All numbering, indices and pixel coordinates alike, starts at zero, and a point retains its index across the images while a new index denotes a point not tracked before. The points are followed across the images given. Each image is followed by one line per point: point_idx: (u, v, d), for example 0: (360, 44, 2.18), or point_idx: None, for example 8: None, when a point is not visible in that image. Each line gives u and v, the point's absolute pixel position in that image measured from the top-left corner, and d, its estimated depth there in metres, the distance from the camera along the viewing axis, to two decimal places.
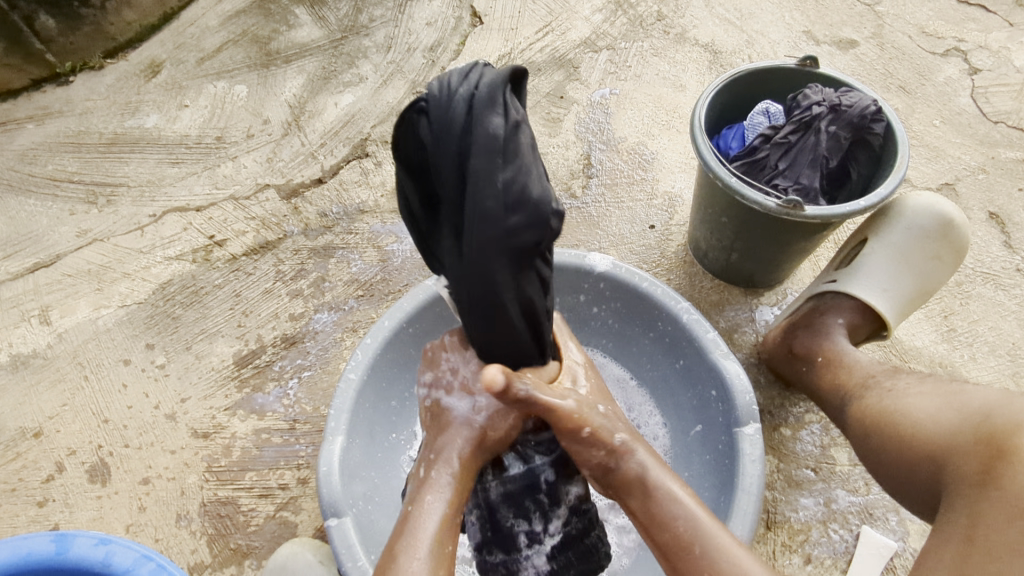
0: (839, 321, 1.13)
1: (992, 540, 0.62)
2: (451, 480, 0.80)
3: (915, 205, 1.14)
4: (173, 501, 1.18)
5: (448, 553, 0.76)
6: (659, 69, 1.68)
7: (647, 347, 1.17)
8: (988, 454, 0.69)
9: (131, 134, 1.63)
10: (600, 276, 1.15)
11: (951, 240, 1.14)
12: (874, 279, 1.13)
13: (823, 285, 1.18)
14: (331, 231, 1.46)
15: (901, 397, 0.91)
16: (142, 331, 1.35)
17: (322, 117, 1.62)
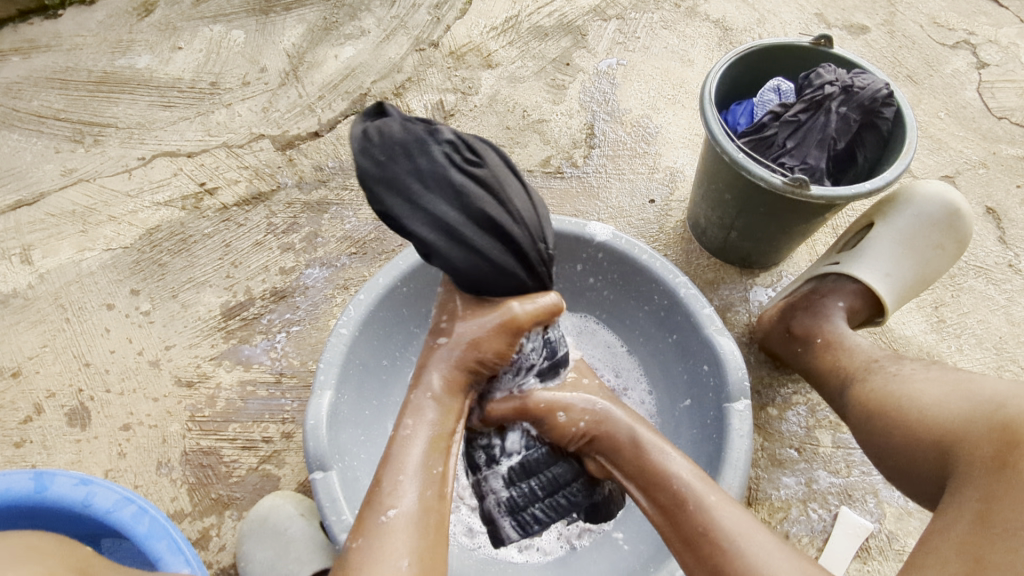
0: (839, 304, 1.13)
1: (1008, 524, 0.62)
2: (434, 403, 0.77)
3: (924, 193, 1.15)
4: (155, 448, 1.16)
5: (436, 475, 0.73)
6: (668, 42, 1.65)
7: (642, 320, 1.17)
8: (1003, 441, 0.69)
9: (121, 74, 1.57)
10: (599, 245, 1.13)
11: (954, 230, 1.14)
12: (877, 263, 1.13)
13: (824, 267, 1.18)
14: (326, 186, 1.43)
15: (908, 382, 0.91)
16: (127, 276, 1.32)
17: (322, 68, 1.58)
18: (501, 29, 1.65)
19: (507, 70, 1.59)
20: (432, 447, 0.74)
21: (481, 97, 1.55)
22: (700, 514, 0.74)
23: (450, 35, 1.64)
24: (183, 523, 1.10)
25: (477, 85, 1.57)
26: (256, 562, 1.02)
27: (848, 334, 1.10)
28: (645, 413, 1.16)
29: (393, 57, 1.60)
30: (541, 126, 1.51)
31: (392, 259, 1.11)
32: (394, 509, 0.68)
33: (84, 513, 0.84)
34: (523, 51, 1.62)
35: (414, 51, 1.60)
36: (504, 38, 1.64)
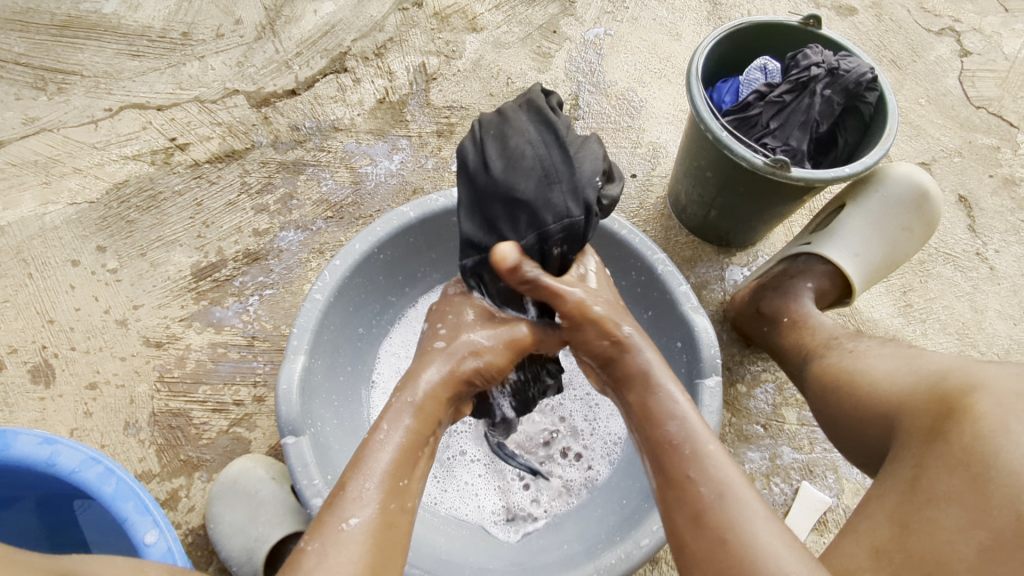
0: (808, 285, 1.15)
1: (931, 489, 0.64)
2: (411, 407, 0.76)
3: (897, 174, 1.16)
4: (122, 408, 1.14)
5: (400, 488, 0.71)
6: (656, 14, 1.63)
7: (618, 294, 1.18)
8: (938, 411, 0.71)
9: (86, 19, 1.50)
10: None
11: (922, 213, 1.16)
12: (847, 243, 1.15)
13: (798, 247, 1.19)
14: (303, 146, 1.39)
15: (863, 359, 0.93)
16: (93, 231, 1.28)
17: (300, 24, 1.52)
18: None
19: (492, 35, 1.55)
20: (404, 459, 0.72)
21: (465, 62, 1.51)
22: (686, 460, 0.66)
23: None
24: (151, 484, 1.09)
25: (461, 49, 1.53)
26: (226, 524, 1.02)
27: (814, 313, 1.12)
28: None
29: (375, 15, 1.55)
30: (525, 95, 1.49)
31: (370, 224, 1.08)
32: (354, 518, 0.66)
33: (48, 472, 0.82)
34: (510, 16, 1.58)
35: (396, 10, 1.56)
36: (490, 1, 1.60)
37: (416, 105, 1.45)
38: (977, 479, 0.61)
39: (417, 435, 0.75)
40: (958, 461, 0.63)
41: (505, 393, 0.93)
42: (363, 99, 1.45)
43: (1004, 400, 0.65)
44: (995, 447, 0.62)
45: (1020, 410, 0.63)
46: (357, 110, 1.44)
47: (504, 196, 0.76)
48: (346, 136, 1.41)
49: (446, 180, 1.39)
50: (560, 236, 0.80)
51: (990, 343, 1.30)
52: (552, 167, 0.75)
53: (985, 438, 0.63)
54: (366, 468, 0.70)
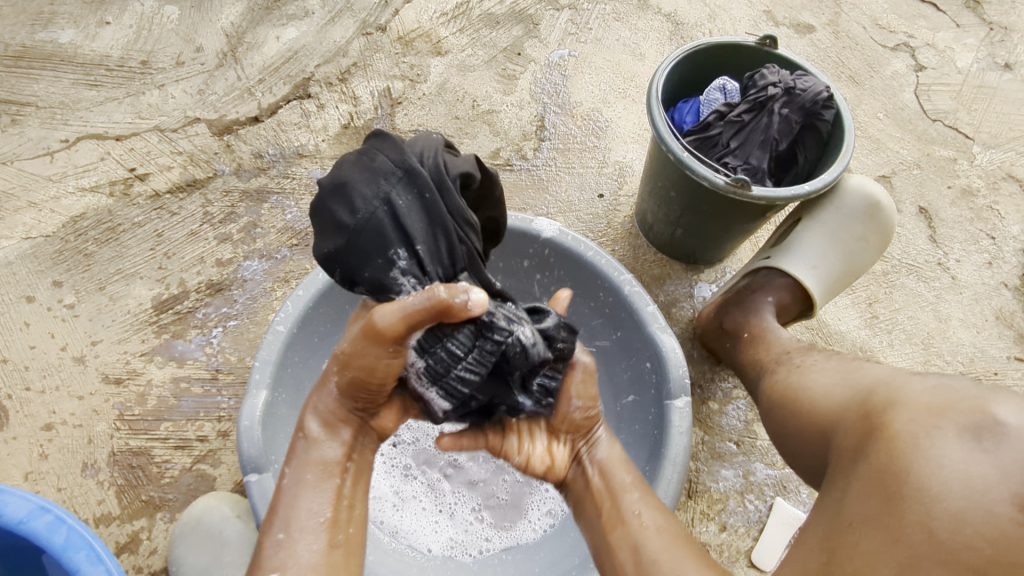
0: (769, 299, 1.16)
1: (853, 512, 0.64)
2: (312, 449, 0.80)
3: (848, 187, 1.18)
4: (79, 449, 1.10)
5: (325, 522, 0.75)
6: (620, 35, 1.65)
7: (586, 316, 1.17)
8: (865, 428, 0.72)
9: (41, 49, 1.47)
10: (545, 241, 1.12)
11: (875, 222, 1.17)
12: (804, 256, 1.16)
13: (759, 262, 1.20)
14: (266, 174, 1.37)
15: (803, 374, 0.94)
16: (48, 267, 1.24)
17: (262, 50, 1.51)
18: (452, 15, 1.62)
19: (457, 58, 1.55)
20: (319, 495, 0.77)
21: (430, 85, 1.51)
22: (629, 503, 0.81)
23: (399, 19, 1.59)
24: (111, 527, 1.05)
25: (426, 73, 1.53)
26: (189, 566, 0.99)
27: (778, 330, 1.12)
28: None
29: (339, 40, 1.54)
30: (491, 117, 1.49)
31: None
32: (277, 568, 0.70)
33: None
34: (474, 38, 1.59)
35: (360, 35, 1.55)
36: (454, 24, 1.60)
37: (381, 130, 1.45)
38: (893, 498, 0.62)
39: (328, 470, 0.79)
40: (878, 481, 0.64)
41: (424, 380, 0.80)
42: (327, 125, 1.44)
43: (917, 417, 0.66)
44: (908, 466, 0.63)
45: (931, 425, 0.65)
46: (322, 135, 1.43)
47: (337, 188, 0.77)
48: (310, 163, 1.40)
49: None
50: (410, 193, 0.77)
51: (954, 352, 1.31)
52: (371, 146, 0.80)
53: (901, 457, 0.64)
54: (283, 515, 0.75)
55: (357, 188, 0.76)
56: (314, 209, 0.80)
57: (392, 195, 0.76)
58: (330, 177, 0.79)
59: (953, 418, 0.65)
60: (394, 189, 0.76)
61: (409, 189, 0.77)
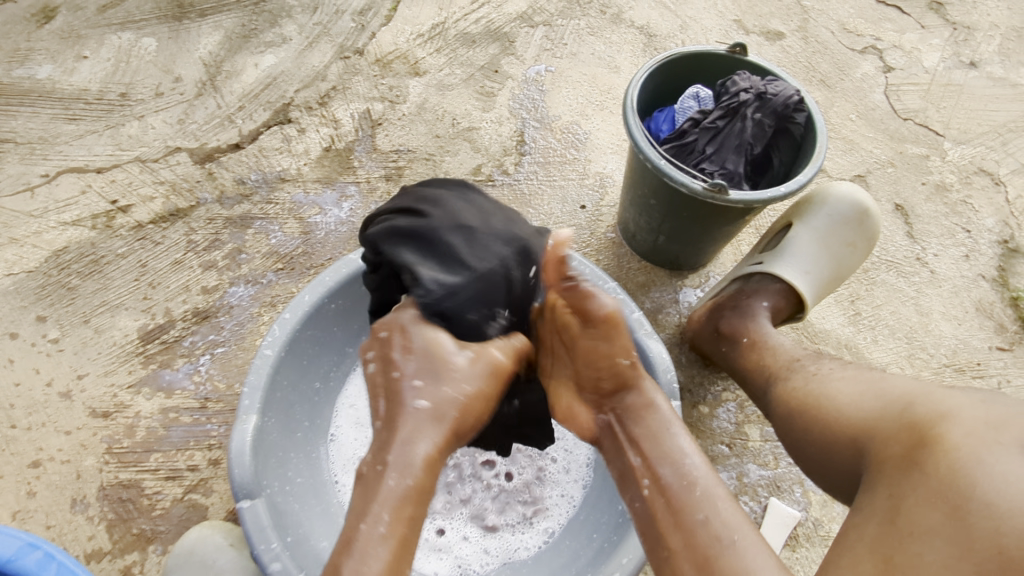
0: (764, 304, 1.17)
1: (913, 522, 0.63)
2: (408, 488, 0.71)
3: (836, 193, 1.20)
4: (68, 485, 1.09)
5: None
6: (594, 49, 1.68)
7: None
8: (910, 440, 0.72)
9: (19, 85, 1.47)
10: None
11: (864, 229, 1.20)
12: (797, 260, 1.18)
13: (750, 267, 1.21)
14: (249, 200, 1.38)
15: (825, 382, 0.94)
16: (32, 302, 1.23)
17: (241, 78, 1.53)
18: (428, 36, 1.64)
19: (435, 78, 1.57)
20: (400, 549, 0.67)
21: (410, 105, 1.53)
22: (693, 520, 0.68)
23: (376, 42, 1.61)
24: (102, 563, 1.04)
25: (405, 94, 1.54)
26: None
27: (770, 334, 1.13)
28: None
29: (317, 65, 1.56)
30: (471, 134, 1.51)
31: (319, 274, 1.07)
32: None
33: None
34: (451, 58, 1.61)
35: (338, 59, 1.57)
36: (431, 45, 1.63)
37: (362, 151, 1.46)
38: (958, 511, 0.61)
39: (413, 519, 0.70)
40: (937, 493, 0.63)
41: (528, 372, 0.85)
42: (308, 149, 1.45)
43: (973, 430, 0.67)
44: (973, 480, 0.62)
45: (991, 440, 0.65)
46: (303, 159, 1.43)
47: (457, 226, 0.84)
48: (293, 187, 1.40)
49: None
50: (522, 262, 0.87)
51: (937, 345, 1.33)
52: (477, 202, 0.89)
53: (963, 468, 0.63)
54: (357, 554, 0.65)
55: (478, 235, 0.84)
56: (413, 232, 0.84)
57: (511, 254, 0.86)
58: (443, 211, 0.85)
59: (1010, 433, 0.65)
60: (513, 254, 0.86)
61: (522, 259, 0.87)
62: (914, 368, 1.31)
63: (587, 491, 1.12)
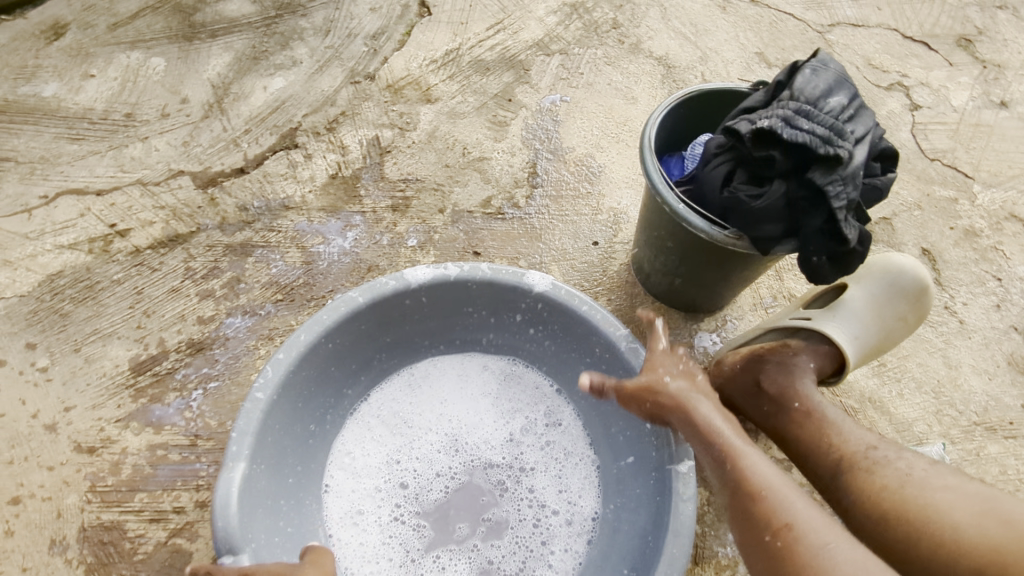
0: (810, 364, 1.09)
1: None
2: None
3: (899, 263, 1.15)
4: (48, 524, 1.04)
5: None
6: (611, 79, 1.64)
7: (581, 370, 1.14)
8: None
9: (25, 102, 1.45)
10: (537, 295, 1.08)
11: (919, 305, 1.14)
12: (846, 323, 1.12)
13: (797, 319, 1.15)
14: (252, 227, 1.34)
15: (927, 490, 0.85)
16: (22, 328, 1.19)
17: (249, 100, 1.50)
18: (442, 62, 1.61)
19: (447, 106, 1.54)
20: None
21: (420, 133, 1.49)
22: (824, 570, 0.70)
23: (388, 67, 1.58)
24: None
25: (415, 121, 1.51)
26: None
27: (820, 401, 1.04)
28: (586, 470, 1.12)
29: (326, 89, 1.52)
30: (482, 164, 1.46)
31: (316, 314, 1.03)
32: None
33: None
34: (464, 85, 1.58)
35: (349, 83, 1.54)
36: (444, 71, 1.59)
37: (370, 179, 1.42)
38: None
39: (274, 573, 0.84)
40: None
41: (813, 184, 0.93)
42: (314, 175, 1.41)
43: None
44: None
45: None
46: (308, 186, 1.39)
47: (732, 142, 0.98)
48: (297, 215, 1.36)
49: (402, 256, 1.33)
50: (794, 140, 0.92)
51: (967, 402, 1.26)
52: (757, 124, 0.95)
53: None
54: None
55: (859, 115, 0.97)
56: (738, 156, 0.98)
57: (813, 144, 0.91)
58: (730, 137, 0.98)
59: None
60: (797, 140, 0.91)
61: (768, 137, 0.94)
62: (943, 425, 1.24)
63: (591, 548, 1.05)
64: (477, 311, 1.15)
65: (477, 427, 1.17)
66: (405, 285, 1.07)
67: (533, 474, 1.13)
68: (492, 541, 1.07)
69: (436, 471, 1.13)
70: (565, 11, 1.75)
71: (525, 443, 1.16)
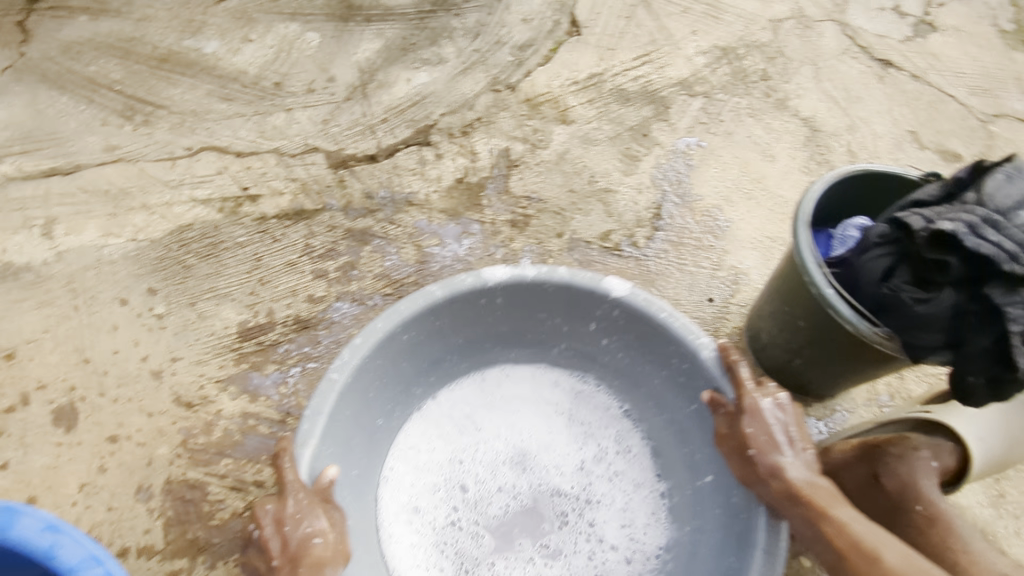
0: (932, 464, 1.00)
1: None
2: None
3: None
4: (138, 470, 1.06)
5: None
6: (751, 132, 1.58)
7: (657, 385, 1.09)
8: None
9: (186, 56, 1.51)
10: (615, 302, 1.02)
11: None
12: (977, 425, 1.02)
13: (918, 413, 1.05)
14: (373, 216, 1.35)
15: None
16: (147, 272, 1.23)
17: (391, 90, 1.51)
18: (583, 84, 1.59)
19: (582, 130, 1.52)
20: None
21: (551, 153, 1.47)
22: None
23: (530, 81, 1.57)
24: (150, 562, 1.00)
25: (548, 139, 1.49)
26: None
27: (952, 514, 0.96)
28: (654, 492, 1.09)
29: (467, 93, 1.53)
30: (607, 196, 1.43)
31: (394, 304, 0.99)
32: None
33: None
34: (602, 112, 1.55)
35: (489, 90, 1.54)
36: (584, 94, 1.57)
37: (494, 190, 1.41)
38: None
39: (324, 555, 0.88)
40: None
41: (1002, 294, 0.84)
42: (441, 176, 1.41)
43: None
44: None
45: None
46: (434, 186, 1.40)
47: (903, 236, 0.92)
48: (418, 212, 1.36)
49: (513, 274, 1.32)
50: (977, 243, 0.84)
51: None
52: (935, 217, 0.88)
53: None
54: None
55: None
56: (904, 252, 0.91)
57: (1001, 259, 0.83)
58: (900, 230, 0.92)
59: None
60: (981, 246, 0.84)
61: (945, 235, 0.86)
62: None
63: None
64: (552, 315, 1.10)
65: (551, 447, 1.13)
66: (482, 284, 1.02)
67: (596, 508, 1.09)
68: (547, 563, 1.06)
69: (499, 486, 1.10)
70: (714, 54, 1.70)
71: (591, 471, 1.12)
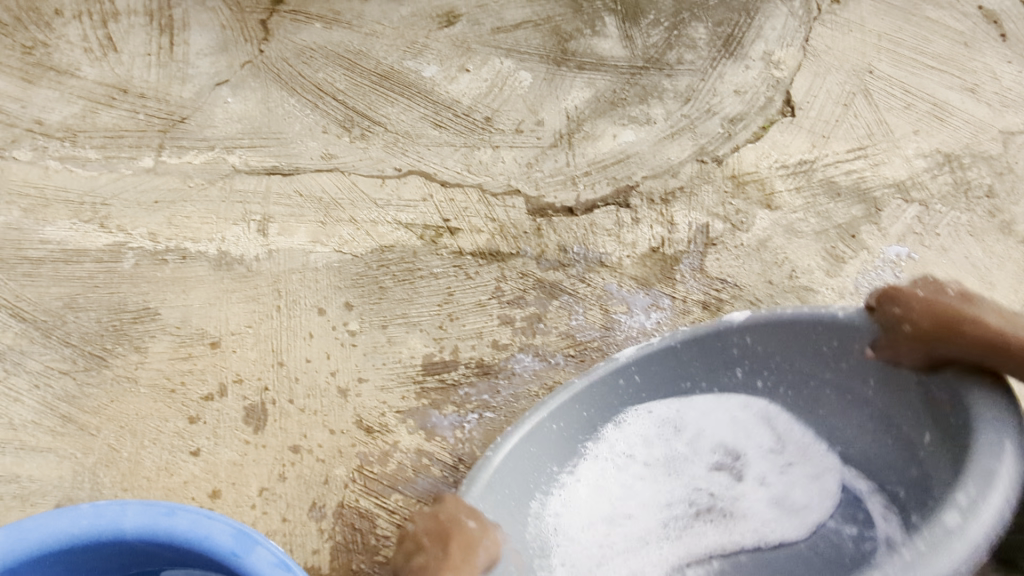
0: None
1: None
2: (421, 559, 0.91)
3: None
4: (315, 486, 1.08)
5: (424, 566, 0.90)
6: (969, 253, 1.46)
7: (857, 415, 1.04)
8: None
9: (406, 76, 1.54)
10: (742, 328, 1.05)
11: None
12: None
13: None
14: (565, 271, 1.32)
15: None
16: (346, 286, 1.25)
17: (596, 143, 1.49)
18: (792, 170, 1.52)
19: (786, 218, 1.44)
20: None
21: (751, 237, 1.41)
22: None
23: (737, 157, 1.51)
24: None
25: (750, 222, 1.43)
26: None
27: None
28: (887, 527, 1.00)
29: (672, 159, 1.49)
30: (805, 296, 1.36)
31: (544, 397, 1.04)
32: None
33: (139, 538, 0.73)
34: (809, 203, 1.47)
35: (695, 160, 1.49)
36: (792, 180, 1.50)
37: (688, 266, 1.36)
38: None
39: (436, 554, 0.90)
40: None
41: None
42: (637, 241, 1.37)
43: None
44: None
45: None
46: (628, 250, 1.36)
47: None
48: (609, 274, 1.33)
49: None
50: None
51: None
52: None
53: None
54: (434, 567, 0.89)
55: None
56: None
57: None
58: None
59: None
60: None
61: None
62: None
63: None
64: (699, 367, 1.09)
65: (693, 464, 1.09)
66: (616, 363, 1.06)
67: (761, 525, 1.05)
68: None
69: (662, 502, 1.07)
70: (936, 159, 1.58)
71: (762, 478, 1.07)
